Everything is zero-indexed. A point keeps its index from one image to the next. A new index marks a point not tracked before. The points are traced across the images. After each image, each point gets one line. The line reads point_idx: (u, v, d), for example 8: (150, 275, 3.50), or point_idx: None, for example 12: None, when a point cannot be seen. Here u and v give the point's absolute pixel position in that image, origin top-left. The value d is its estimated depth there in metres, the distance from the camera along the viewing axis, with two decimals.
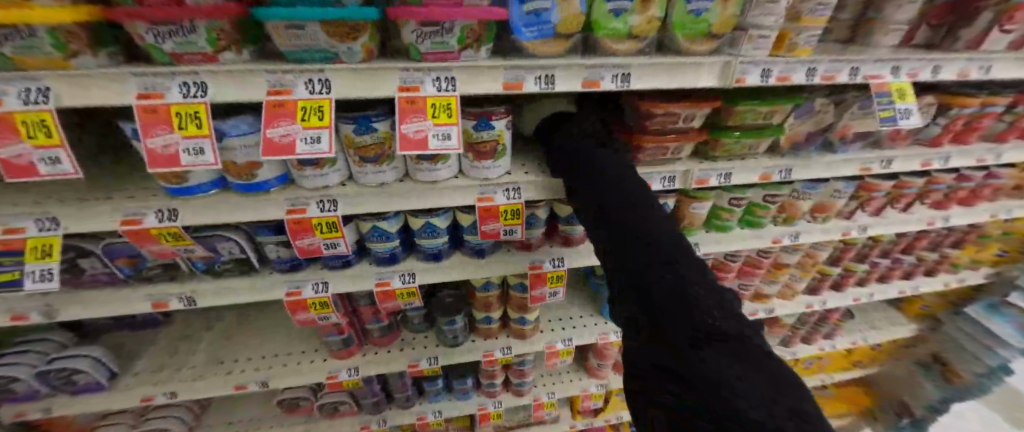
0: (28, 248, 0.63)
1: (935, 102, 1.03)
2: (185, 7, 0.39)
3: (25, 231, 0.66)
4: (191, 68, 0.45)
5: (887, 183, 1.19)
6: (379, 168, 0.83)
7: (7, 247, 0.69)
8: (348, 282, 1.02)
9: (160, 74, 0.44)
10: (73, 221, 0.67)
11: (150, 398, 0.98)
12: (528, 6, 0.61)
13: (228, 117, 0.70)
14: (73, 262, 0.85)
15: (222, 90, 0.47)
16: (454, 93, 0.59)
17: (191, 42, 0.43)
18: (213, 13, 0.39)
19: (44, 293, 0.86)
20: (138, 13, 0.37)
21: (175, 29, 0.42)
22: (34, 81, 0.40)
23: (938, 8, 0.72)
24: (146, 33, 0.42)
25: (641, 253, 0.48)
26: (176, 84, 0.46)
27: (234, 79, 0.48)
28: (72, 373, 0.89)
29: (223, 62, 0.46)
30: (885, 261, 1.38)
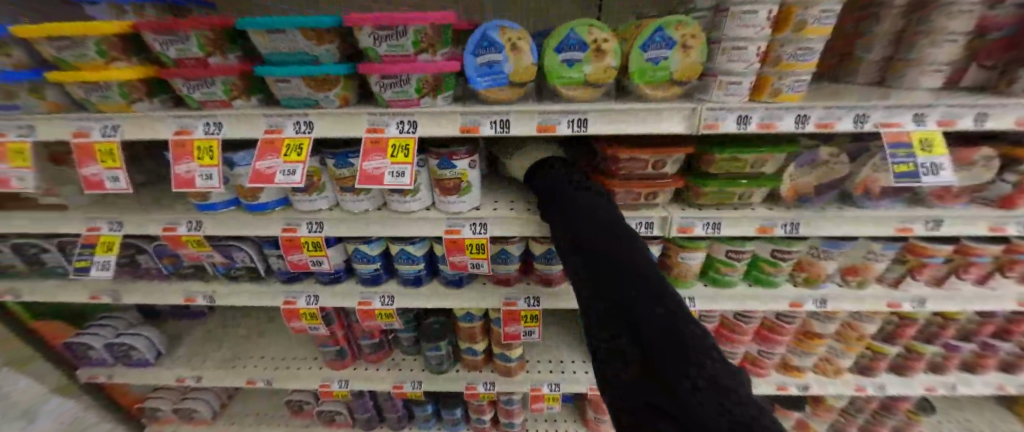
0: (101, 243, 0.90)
1: (996, 155, 0.82)
2: (212, 68, 0.73)
3: (100, 230, 0.91)
4: (213, 112, 0.78)
5: (945, 249, 0.94)
6: (355, 197, 0.94)
7: (88, 242, 0.93)
8: (337, 298, 1.12)
9: (191, 119, 0.78)
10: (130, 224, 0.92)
11: (183, 379, 1.22)
12: (481, 60, 0.75)
13: (239, 150, 0.86)
14: (133, 257, 1.09)
15: (233, 129, 0.80)
16: (412, 134, 0.80)
17: (215, 91, 0.77)
18: (228, 72, 0.74)
19: (113, 281, 1.10)
20: (187, 75, 0.72)
21: (208, 85, 0.76)
22: (112, 124, 0.76)
23: (991, 45, 0.61)
24: (184, 87, 0.76)
25: (630, 285, 0.46)
26: (202, 126, 0.79)
27: (245, 122, 0.80)
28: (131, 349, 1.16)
29: (235, 106, 0.79)
30: (970, 346, 1.13)
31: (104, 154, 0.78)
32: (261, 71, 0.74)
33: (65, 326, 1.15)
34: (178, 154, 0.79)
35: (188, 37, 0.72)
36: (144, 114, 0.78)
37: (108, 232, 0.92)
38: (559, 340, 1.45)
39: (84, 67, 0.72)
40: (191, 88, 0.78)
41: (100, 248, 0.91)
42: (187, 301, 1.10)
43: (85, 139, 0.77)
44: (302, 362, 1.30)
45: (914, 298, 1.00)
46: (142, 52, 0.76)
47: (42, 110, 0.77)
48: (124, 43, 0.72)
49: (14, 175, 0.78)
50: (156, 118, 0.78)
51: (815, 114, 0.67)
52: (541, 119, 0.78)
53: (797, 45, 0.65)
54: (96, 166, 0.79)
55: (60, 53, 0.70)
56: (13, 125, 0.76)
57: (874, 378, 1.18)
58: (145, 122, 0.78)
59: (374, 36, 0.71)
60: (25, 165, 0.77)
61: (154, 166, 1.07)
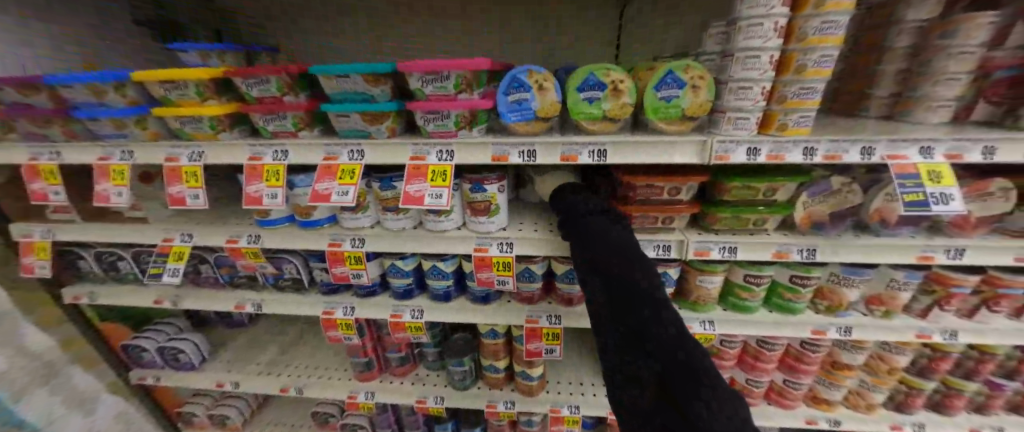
0: (173, 252, 1.02)
1: (1010, 186, 0.84)
2: (290, 105, 0.88)
3: (172, 240, 1.04)
4: (282, 142, 0.92)
5: (970, 279, 0.94)
6: (397, 216, 1.05)
7: (162, 251, 1.05)
8: (368, 309, 1.21)
9: (263, 147, 0.92)
10: (201, 236, 1.05)
11: (220, 384, 1.32)
12: (512, 97, 0.87)
13: (301, 173, 0.99)
14: (197, 266, 1.22)
15: (295, 156, 0.93)
16: (449, 161, 0.90)
17: (284, 123, 0.92)
18: (301, 107, 0.88)
19: (177, 288, 1.23)
20: (266, 109, 0.87)
21: (278, 118, 0.92)
22: (197, 149, 0.92)
23: (996, 84, 0.68)
24: (264, 121, 0.92)
25: (644, 307, 0.52)
26: (273, 153, 0.92)
27: (307, 150, 0.93)
28: (178, 352, 1.28)
29: (302, 137, 0.94)
30: (1014, 384, 1.07)
31: (190, 176, 0.92)
32: (326, 108, 0.88)
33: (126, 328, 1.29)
34: (250, 176, 0.91)
35: (269, 80, 0.88)
36: (227, 142, 0.93)
37: (179, 243, 1.04)
38: (579, 362, 1.48)
39: (186, 104, 0.88)
40: (268, 121, 0.93)
41: (171, 257, 1.03)
42: (237, 308, 1.21)
43: (176, 163, 0.91)
44: (335, 372, 1.38)
45: (943, 330, 0.99)
46: (230, 92, 0.92)
47: (143, 138, 0.92)
48: (216, 85, 0.88)
49: (113, 192, 0.91)
50: (233, 144, 0.92)
51: (821, 147, 0.73)
52: (564, 150, 0.87)
53: (800, 85, 0.72)
54: (181, 186, 0.92)
55: (167, 93, 0.87)
56: (116, 150, 0.91)
57: (912, 416, 1.16)
58: (224, 148, 0.92)
59: (422, 79, 0.85)
60: (123, 183, 0.91)
61: (219, 184, 1.22)
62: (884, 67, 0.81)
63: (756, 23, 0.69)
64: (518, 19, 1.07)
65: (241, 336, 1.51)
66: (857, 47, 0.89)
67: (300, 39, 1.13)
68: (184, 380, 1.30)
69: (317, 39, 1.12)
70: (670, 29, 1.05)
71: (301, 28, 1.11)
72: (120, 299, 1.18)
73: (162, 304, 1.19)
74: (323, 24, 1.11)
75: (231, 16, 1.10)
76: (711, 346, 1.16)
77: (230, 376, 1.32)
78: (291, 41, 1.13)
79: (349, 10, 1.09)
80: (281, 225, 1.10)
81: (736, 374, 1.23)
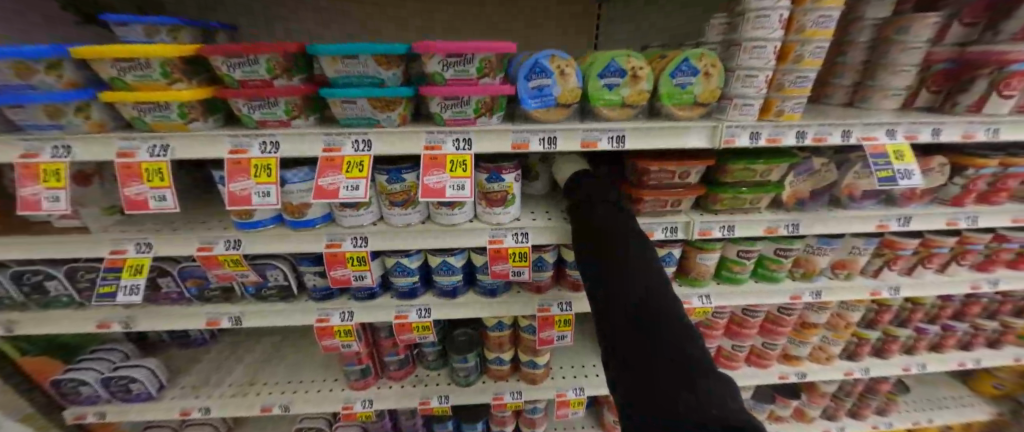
0: (127, 266, 0.82)
1: (947, 163, 0.99)
2: (278, 89, 0.72)
3: (126, 252, 0.83)
4: (270, 132, 0.75)
5: (912, 242, 1.11)
6: (405, 211, 0.91)
7: (111, 265, 0.83)
8: (374, 312, 1.05)
9: (247, 138, 0.74)
10: (159, 243, 0.85)
11: (186, 411, 1.09)
12: (532, 83, 0.81)
13: (291, 167, 0.82)
14: (153, 280, 0.96)
15: (288, 147, 0.76)
16: (468, 151, 0.81)
17: (274, 111, 0.75)
18: (292, 91, 0.72)
19: (128, 305, 0.97)
20: (245, 93, 0.70)
21: (264, 104, 0.75)
22: (160, 141, 0.71)
23: (935, 75, 0.82)
24: (246, 107, 0.74)
25: (654, 294, 0.55)
26: (257, 143, 0.75)
27: (297, 140, 0.76)
28: (129, 383, 1.03)
29: (292, 125, 0.78)
30: (936, 328, 1.33)
31: (152, 173, 0.71)
32: (329, 93, 0.73)
33: (54, 361, 1.02)
34: (233, 171, 0.74)
35: (256, 61, 0.71)
36: (201, 134, 0.73)
37: (136, 255, 0.84)
38: (580, 346, 1.47)
39: (145, 88, 0.68)
40: (252, 109, 0.75)
41: (126, 272, 0.82)
42: (209, 325, 0.98)
43: (132, 159, 0.69)
44: (323, 385, 1.20)
45: (890, 287, 1.16)
46: (201, 74, 0.74)
47: (86, 130, 0.70)
48: (186, 65, 0.69)
49: (46, 196, 0.68)
50: (210, 136, 0.73)
51: (811, 130, 0.81)
52: (584, 136, 0.84)
53: (797, 74, 0.79)
54: (140, 185, 0.71)
55: (119, 74, 0.66)
56: (47, 144, 0.68)
57: (861, 362, 1.35)
58: (199, 141, 0.73)
59: (442, 62, 0.75)
60: (61, 185, 0.68)
61: (179, 183, 1.03)
62: (846, 59, 0.92)
63: (762, 15, 0.74)
64: (519, 7, 1.05)
65: (204, 355, 1.27)
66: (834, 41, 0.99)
67: (274, 13, 0.98)
68: (138, 414, 1.05)
69: (300, 17, 1.00)
70: (668, 17, 1.08)
71: (281, 4, 0.98)
72: (52, 326, 0.92)
73: (110, 329, 0.94)
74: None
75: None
76: (705, 319, 1.24)
77: (198, 402, 1.09)
78: (260, 16, 0.98)
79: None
80: (266, 227, 0.90)
81: (722, 343, 1.33)
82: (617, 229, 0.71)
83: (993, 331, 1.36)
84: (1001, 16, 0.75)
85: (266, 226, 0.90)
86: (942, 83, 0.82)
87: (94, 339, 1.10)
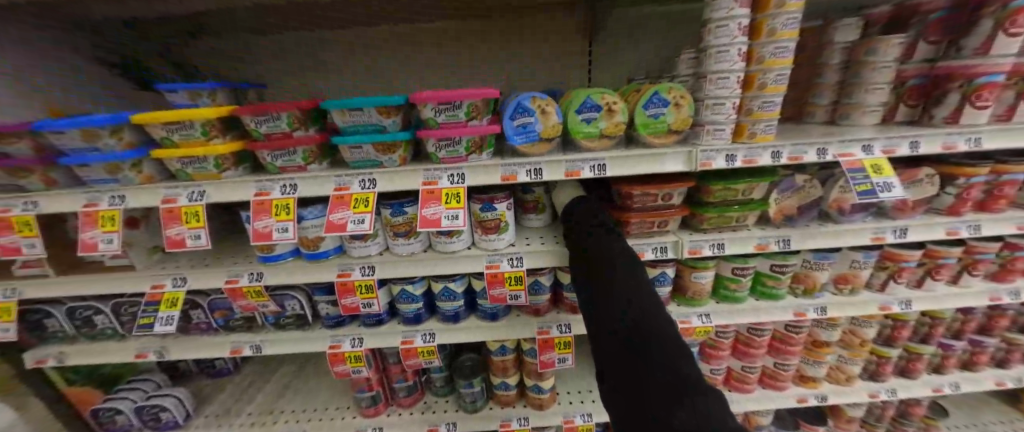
0: (165, 299, 0.93)
1: (935, 173, 0.99)
2: (297, 139, 0.85)
3: (165, 286, 0.95)
4: (290, 177, 0.88)
5: (915, 253, 1.08)
6: (408, 241, 0.99)
7: (152, 298, 0.95)
8: (381, 338, 1.11)
9: (270, 182, 0.86)
10: (194, 278, 0.96)
11: None
12: (517, 122, 0.88)
13: (307, 205, 0.93)
14: (187, 312, 1.06)
15: (304, 189, 0.88)
16: (462, 184, 0.89)
17: (292, 159, 0.88)
18: (310, 141, 0.85)
19: (163, 336, 1.07)
20: (269, 144, 0.83)
21: (285, 154, 0.87)
22: (197, 187, 0.84)
23: (910, 91, 0.87)
24: (270, 157, 0.87)
25: (646, 315, 0.58)
26: (280, 186, 0.87)
27: (313, 182, 0.88)
28: (160, 411, 1.11)
29: (309, 169, 0.90)
30: (962, 344, 1.25)
31: (189, 216, 0.83)
32: (339, 141, 0.84)
33: (96, 391, 1.12)
34: (258, 211, 0.85)
35: (280, 117, 0.83)
36: (232, 180, 0.86)
37: (173, 288, 0.95)
38: (586, 370, 1.45)
39: (188, 145, 0.81)
40: (275, 157, 0.87)
41: (164, 304, 0.93)
42: (233, 353, 1.07)
43: (174, 203, 0.82)
44: (336, 413, 1.25)
45: (900, 300, 1.11)
46: (234, 129, 0.86)
47: (137, 182, 0.83)
48: (223, 123, 0.82)
49: (102, 239, 0.81)
50: (239, 182, 0.86)
51: (786, 150, 0.84)
52: (568, 166, 0.89)
53: (763, 99, 0.84)
54: (180, 227, 0.83)
55: (168, 134, 0.79)
56: (105, 195, 0.81)
57: (886, 383, 1.28)
58: (230, 186, 0.85)
59: (434, 109, 0.84)
60: (114, 229, 0.80)
61: (212, 222, 1.16)
62: (822, 80, 0.97)
63: (722, 50, 0.80)
64: (510, 48, 1.15)
65: (227, 386, 1.35)
66: (807, 64, 1.05)
67: (298, 70, 1.14)
68: None
69: (318, 74, 1.15)
70: (646, 50, 1.17)
71: (304, 66, 1.14)
72: (97, 357, 1.02)
73: (146, 359, 1.04)
74: (324, 60, 1.14)
75: (230, 59, 1.12)
76: (707, 339, 1.19)
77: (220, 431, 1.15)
78: (287, 75, 1.15)
79: (347, 47, 1.13)
80: (285, 260, 1.01)
81: (732, 364, 1.27)
82: (605, 247, 0.73)
83: None
84: (961, 34, 0.80)
85: (285, 259, 1.01)
86: (918, 99, 0.87)
87: (131, 369, 1.20)
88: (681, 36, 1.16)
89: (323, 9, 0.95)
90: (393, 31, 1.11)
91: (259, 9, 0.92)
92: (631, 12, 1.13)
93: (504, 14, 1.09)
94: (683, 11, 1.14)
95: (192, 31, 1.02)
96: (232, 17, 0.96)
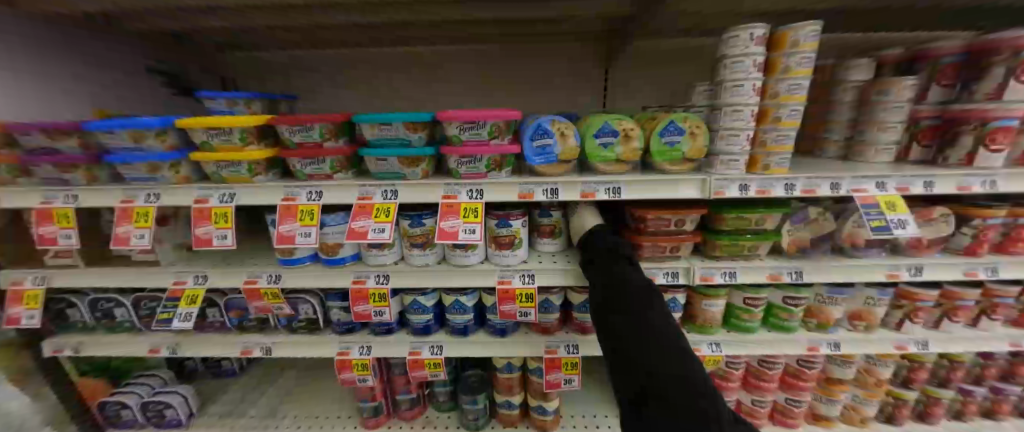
0: (185, 296, 0.95)
1: (951, 213, 0.96)
2: (327, 149, 0.89)
3: (185, 282, 0.97)
4: (316, 184, 0.91)
5: (931, 292, 1.04)
6: (424, 252, 1.02)
7: (172, 294, 0.97)
8: (390, 347, 1.11)
9: (297, 187, 0.89)
10: (217, 276, 0.99)
11: None
12: (537, 143, 0.92)
13: (330, 211, 0.97)
14: (203, 310, 1.09)
15: (329, 196, 0.90)
16: (479, 199, 0.91)
17: (321, 167, 0.92)
18: (340, 151, 0.89)
19: (176, 333, 1.09)
20: (300, 152, 0.87)
21: (315, 162, 0.92)
22: (228, 190, 0.88)
23: (925, 131, 0.88)
24: (301, 165, 0.92)
25: (663, 347, 0.59)
26: (305, 192, 0.90)
27: (339, 190, 0.91)
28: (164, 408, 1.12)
29: (336, 178, 0.94)
30: (983, 390, 1.17)
31: (219, 217, 0.87)
32: (367, 153, 0.88)
33: (105, 384, 1.15)
34: (286, 216, 0.89)
35: (313, 128, 0.88)
36: (262, 184, 0.90)
37: (194, 286, 0.98)
38: (593, 394, 1.42)
39: (225, 150, 0.86)
40: (305, 165, 0.92)
41: (184, 300, 0.96)
42: (243, 354, 1.08)
43: (205, 204, 0.86)
44: (337, 421, 1.23)
45: (916, 340, 1.06)
46: (268, 137, 0.91)
47: (173, 182, 0.87)
48: (259, 131, 0.87)
49: (134, 234, 0.84)
50: (270, 186, 0.90)
51: (799, 182, 0.84)
52: (583, 187, 0.91)
53: (776, 132, 0.86)
54: (209, 226, 0.87)
55: (209, 138, 0.85)
56: (141, 192, 0.85)
57: (902, 427, 1.19)
58: (259, 190, 0.89)
59: (459, 127, 0.88)
60: (147, 225, 0.84)
61: (236, 224, 1.21)
62: (834, 118, 1.00)
63: (738, 84, 0.83)
64: (527, 75, 1.21)
65: (231, 387, 1.36)
66: (817, 101, 1.08)
67: (331, 85, 1.22)
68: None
69: (347, 89, 1.22)
70: (651, 81, 1.22)
71: (336, 81, 1.21)
72: (109, 349, 1.04)
73: (158, 354, 1.05)
74: (355, 77, 1.21)
75: (270, 74, 1.21)
76: (717, 368, 1.17)
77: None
78: (317, 90, 1.22)
79: (369, 69, 1.20)
80: (304, 264, 1.04)
81: (742, 397, 1.24)
82: (618, 271, 0.72)
83: None
84: (971, 80, 0.82)
85: (304, 264, 1.04)
86: (933, 139, 0.88)
87: (141, 364, 1.22)
88: (685, 74, 1.21)
89: (353, 31, 1.02)
90: (419, 54, 1.19)
91: (297, 30, 0.99)
92: (641, 47, 1.19)
93: (513, 43, 1.16)
94: (689, 48, 1.19)
95: (234, 44, 1.10)
96: (270, 36, 1.04)
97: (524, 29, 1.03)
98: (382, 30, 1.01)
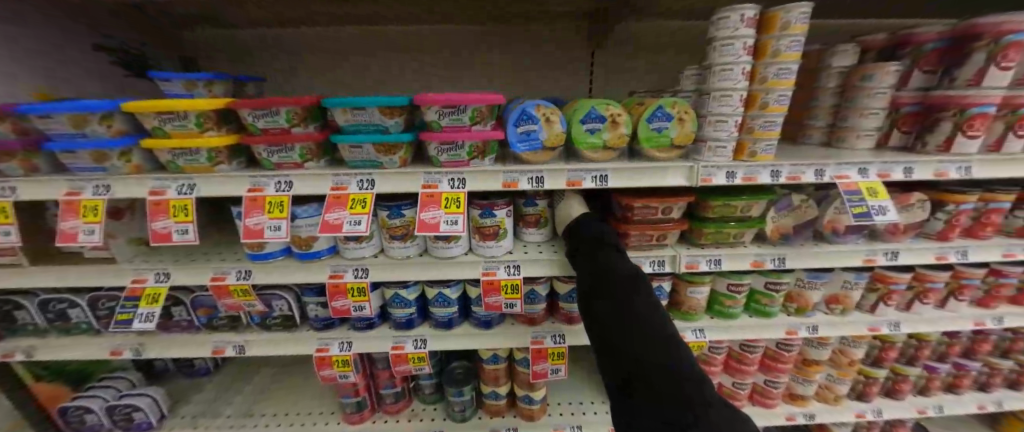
0: (145, 295, 0.88)
1: (927, 199, 0.96)
2: (295, 135, 0.81)
3: (146, 281, 0.90)
4: (286, 173, 0.84)
5: (904, 276, 1.06)
6: (404, 244, 0.97)
7: (132, 293, 0.89)
8: (372, 342, 1.07)
9: (263, 177, 0.82)
10: (178, 274, 0.91)
11: None
12: (520, 129, 0.87)
13: (302, 202, 0.90)
14: (167, 309, 1.01)
15: (299, 187, 0.84)
16: (462, 189, 0.86)
17: (288, 155, 0.84)
18: (309, 138, 0.82)
19: (139, 333, 1.01)
20: (262, 139, 0.79)
21: (282, 150, 0.84)
22: (186, 180, 0.79)
23: (905, 117, 0.88)
24: (266, 152, 0.84)
25: (648, 334, 0.56)
26: (274, 182, 0.83)
27: (310, 179, 0.85)
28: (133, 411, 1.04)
29: (304, 167, 0.87)
30: (946, 367, 1.22)
31: (177, 209, 0.79)
32: (338, 140, 0.82)
33: (65, 388, 1.06)
34: (252, 208, 0.81)
35: (279, 112, 0.80)
36: (226, 174, 0.82)
37: (155, 284, 0.90)
38: (579, 382, 1.43)
39: (181, 136, 0.77)
40: (271, 153, 0.84)
41: (144, 300, 0.88)
42: (214, 354, 1.02)
43: (162, 196, 0.78)
44: (318, 418, 1.19)
45: (889, 322, 1.08)
46: (229, 123, 0.83)
47: (124, 172, 0.79)
48: (219, 115, 0.79)
49: (83, 230, 0.75)
50: (235, 177, 0.82)
51: (784, 169, 0.82)
52: (570, 175, 0.87)
53: (764, 118, 0.83)
54: (167, 220, 0.79)
55: (161, 124, 0.76)
56: (89, 183, 0.76)
57: (871, 403, 1.24)
58: (224, 180, 0.81)
59: (439, 112, 0.82)
60: (96, 219, 0.75)
61: (200, 218, 1.12)
62: (818, 104, 0.99)
63: (727, 68, 0.80)
64: (505, 60, 1.15)
65: (206, 386, 1.29)
66: (803, 87, 1.06)
67: (298, 66, 1.13)
68: None
69: (317, 71, 1.14)
70: (636, 64, 1.18)
71: (303, 62, 1.12)
72: (68, 353, 0.96)
73: (121, 356, 0.98)
74: (323, 57, 1.12)
75: (230, 53, 1.11)
76: (701, 354, 1.17)
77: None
78: (285, 71, 1.13)
79: (339, 50, 1.12)
80: (275, 259, 0.97)
81: (723, 380, 1.25)
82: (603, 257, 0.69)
83: (1011, 371, 1.23)
84: (952, 65, 0.81)
85: (275, 259, 0.97)
86: (912, 125, 0.88)
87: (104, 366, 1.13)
88: (672, 57, 1.18)
89: (314, 6, 0.93)
90: (393, 32, 1.11)
91: (252, 5, 0.89)
92: (626, 28, 1.13)
93: (494, 24, 1.10)
94: (677, 32, 1.15)
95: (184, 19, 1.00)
96: (227, 13, 0.94)
97: (508, 9, 0.97)
98: (350, 8, 0.92)
